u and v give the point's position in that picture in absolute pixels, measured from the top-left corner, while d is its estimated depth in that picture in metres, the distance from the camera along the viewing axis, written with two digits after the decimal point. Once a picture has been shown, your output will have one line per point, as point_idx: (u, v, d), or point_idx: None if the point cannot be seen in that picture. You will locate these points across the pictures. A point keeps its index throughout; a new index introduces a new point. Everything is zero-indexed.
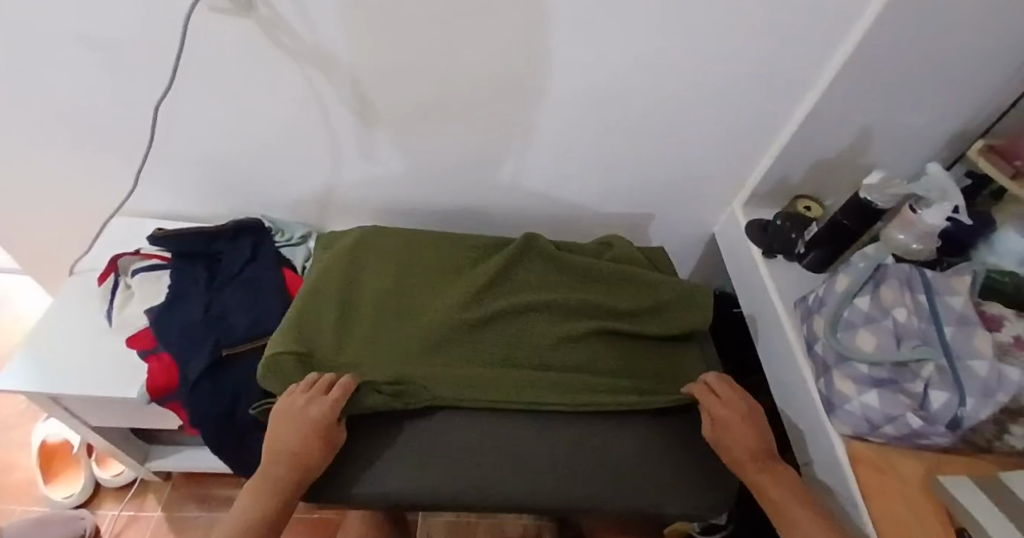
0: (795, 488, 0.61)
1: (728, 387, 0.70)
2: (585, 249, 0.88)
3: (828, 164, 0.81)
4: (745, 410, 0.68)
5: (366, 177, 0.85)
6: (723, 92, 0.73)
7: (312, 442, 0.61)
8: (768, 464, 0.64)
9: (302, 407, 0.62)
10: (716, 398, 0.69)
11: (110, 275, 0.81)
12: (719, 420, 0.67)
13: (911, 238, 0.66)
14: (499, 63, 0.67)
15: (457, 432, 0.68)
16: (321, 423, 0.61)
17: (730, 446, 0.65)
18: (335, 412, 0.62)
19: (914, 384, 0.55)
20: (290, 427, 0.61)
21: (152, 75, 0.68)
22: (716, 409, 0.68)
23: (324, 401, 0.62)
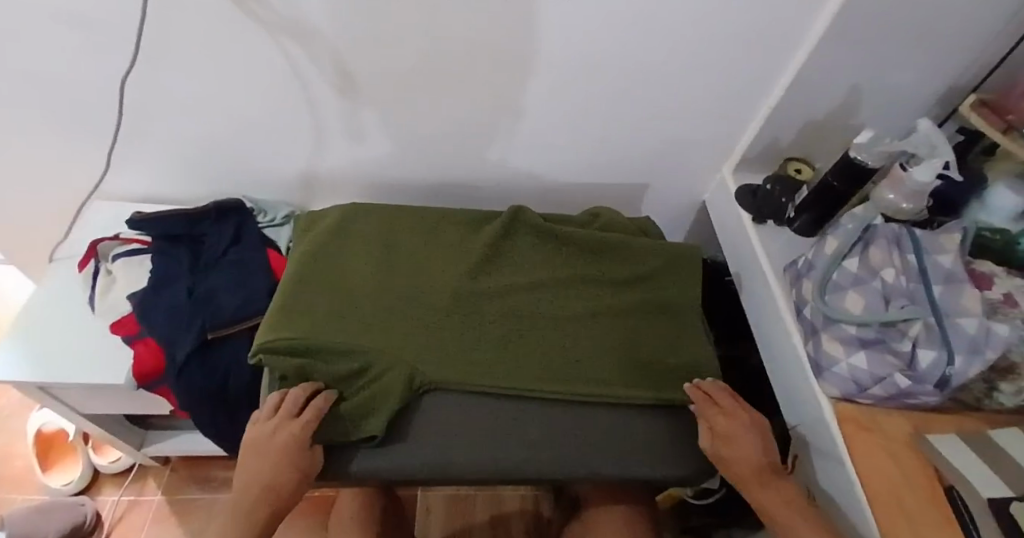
0: (792, 498, 0.62)
1: (727, 397, 0.71)
2: (572, 221, 0.86)
3: (819, 125, 0.79)
4: (745, 421, 0.68)
5: (351, 153, 0.83)
6: (713, 52, 0.70)
7: (282, 471, 0.62)
8: (770, 479, 0.64)
9: (270, 435, 0.63)
10: (717, 408, 0.70)
11: (91, 260, 0.80)
12: (718, 431, 0.67)
13: (900, 197, 0.65)
14: (480, 29, 0.65)
15: (445, 406, 0.68)
16: (286, 453, 0.62)
17: (726, 457, 0.65)
18: (303, 439, 0.62)
19: (902, 344, 0.55)
20: (261, 456, 0.63)
21: (117, 51, 0.65)
22: (715, 420, 0.68)
23: (289, 427, 0.62)
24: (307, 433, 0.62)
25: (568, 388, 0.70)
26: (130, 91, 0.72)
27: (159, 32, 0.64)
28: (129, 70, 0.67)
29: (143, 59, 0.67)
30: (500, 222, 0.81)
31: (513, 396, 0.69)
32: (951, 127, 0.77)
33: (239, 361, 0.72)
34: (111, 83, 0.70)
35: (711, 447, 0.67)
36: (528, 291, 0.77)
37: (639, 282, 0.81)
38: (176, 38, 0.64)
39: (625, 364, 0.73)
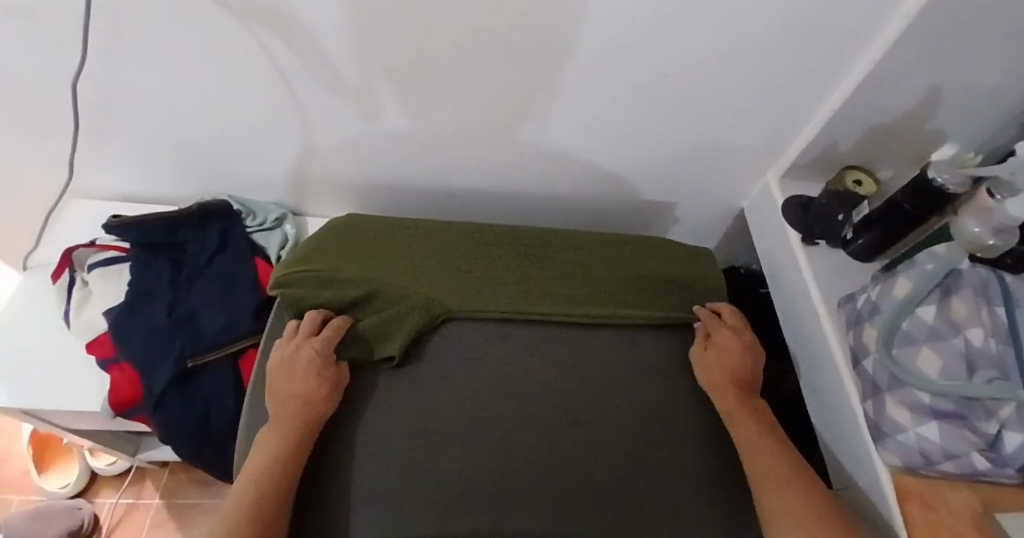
0: (764, 421, 0.60)
1: (735, 317, 0.69)
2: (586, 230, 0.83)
3: (887, 130, 0.69)
4: (747, 343, 0.66)
5: (349, 139, 0.72)
6: (775, 46, 0.59)
7: (314, 384, 0.56)
8: (748, 399, 0.62)
9: (293, 354, 0.58)
10: (723, 323, 0.68)
11: (64, 270, 0.73)
12: (716, 342, 0.65)
13: (987, 232, 0.54)
14: (497, 20, 0.54)
15: (450, 426, 0.58)
16: (319, 361, 0.57)
17: (709, 363, 0.64)
18: (325, 351, 0.59)
19: (986, 424, 0.47)
20: (289, 376, 0.57)
21: (66, 45, 0.55)
22: (718, 332, 0.66)
23: (315, 341, 0.59)
24: (329, 346, 0.59)
25: (589, 317, 0.67)
26: (88, 87, 0.61)
27: (112, 24, 0.53)
28: (83, 63, 0.57)
29: (97, 52, 0.56)
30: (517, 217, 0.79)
31: (532, 404, 0.60)
32: None
33: (219, 395, 0.66)
34: (65, 79, 0.59)
35: (701, 349, 0.66)
36: (547, 237, 0.74)
37: (655, 249, 0.76)
38: (135, 31, 0.54)
39: (649, 306, 0.70)
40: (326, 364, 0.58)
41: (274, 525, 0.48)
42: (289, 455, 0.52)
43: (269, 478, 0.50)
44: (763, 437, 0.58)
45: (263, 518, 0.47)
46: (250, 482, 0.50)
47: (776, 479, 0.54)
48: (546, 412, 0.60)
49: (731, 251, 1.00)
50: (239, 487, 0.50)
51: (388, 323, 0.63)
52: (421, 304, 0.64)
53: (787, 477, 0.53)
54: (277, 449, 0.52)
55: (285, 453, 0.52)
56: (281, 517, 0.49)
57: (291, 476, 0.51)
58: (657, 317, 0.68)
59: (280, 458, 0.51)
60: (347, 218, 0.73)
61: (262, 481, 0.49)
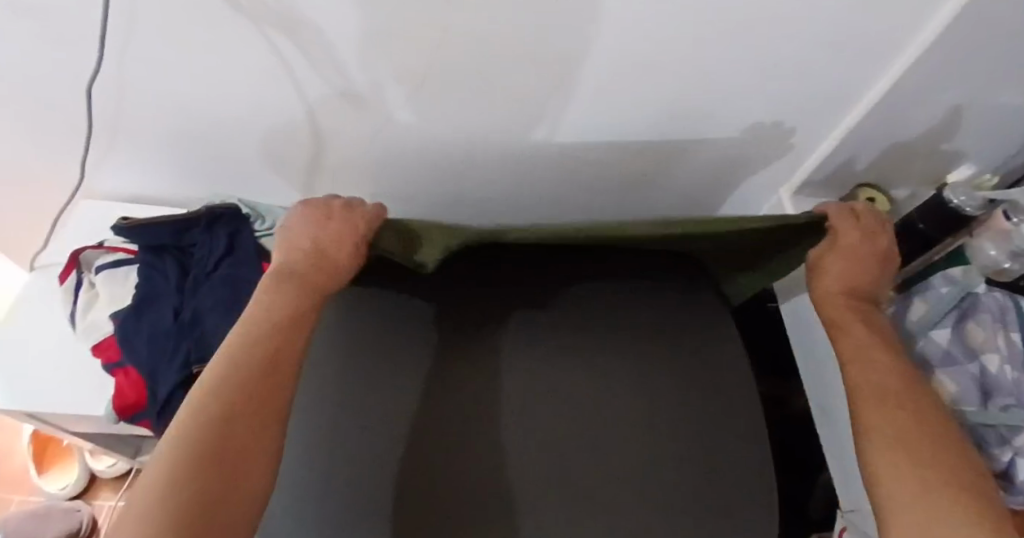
0: (881, 331, 0.51)
1: (874, 222, 0.55)
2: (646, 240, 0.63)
3: (901, 146, 0.69)
4: (879, 250, 0.55)
5: (363, 146, 0.72)
6: (791, 59, 0.58)
7: (341, 258, 0.49)
8: (864, 310, 0.52)
9: (324, 219, 0.51)
10: (856, 224, 0.54)
11: (72, 272, 0.73)
12: (842, 246, 0.53)
13: (1004, 255, 0.55)
14: (516, 29, 0.54)
15: (471, 378, 0.48)
16: (351, 237, 0.49)
17: (832, 266, 0.53)
18: (356, 231, 0.50)
19: (1001, 451, 0.46)
20: (311, 237, 0.50)
21: (83, 49, 0.55)
22: (848, 234, 0.53)
23: (350, 218, 0.51)
24: (367, 228, 0.50)
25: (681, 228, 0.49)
26: (103, 88, 0.61)
27: (127, 26, 0.53)
28: (99, 67, 0.57)
29: (112, 55, 0.56)
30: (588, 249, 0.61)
31: (613, 345, 0.52)
32: None
33: None
34: (77, 82, 0.60)
35: (818, 253, 0.54)
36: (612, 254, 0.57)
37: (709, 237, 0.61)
38: (149, 29, 0.53)
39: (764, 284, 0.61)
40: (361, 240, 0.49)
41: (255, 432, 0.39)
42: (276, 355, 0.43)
43: (251, 374, 0.41)
44: (880, 348, 0.49)
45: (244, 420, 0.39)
46: (226, 375, 0.41)
47: (887, 397, 0.46)
48: (625, 354, 0.51)
49: None
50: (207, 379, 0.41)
51: (420, 234, 0.50)
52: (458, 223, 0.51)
53: (905, 398, 0.45)
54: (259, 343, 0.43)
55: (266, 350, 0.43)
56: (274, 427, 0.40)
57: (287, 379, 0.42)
58: (745, 225, 0.50)
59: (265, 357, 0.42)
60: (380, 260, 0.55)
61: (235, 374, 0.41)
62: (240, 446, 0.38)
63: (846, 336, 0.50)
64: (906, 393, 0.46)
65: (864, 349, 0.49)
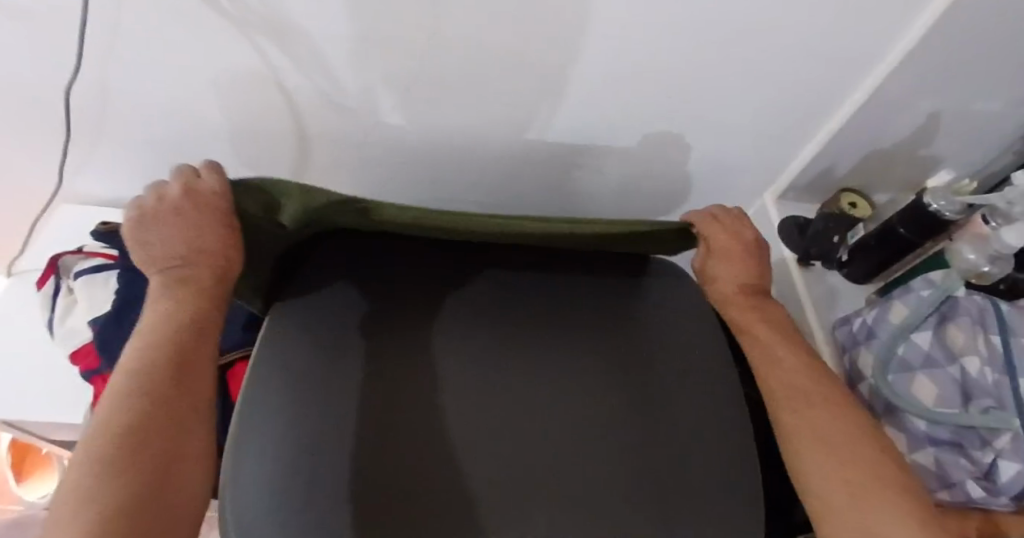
0: (780, 325, 0.55)
1: (735, 219, 0.61)
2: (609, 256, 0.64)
3: (883, 152, 0.70)
4: (748, 243, 0.60)
5: (349, 152, 0.72)
6: (775, 65, 0.59)
7: (211, 243, 0.44)
8: (757, 302, 0.57)
9: (174, 213, 0.47)
10: (720, 226, 0.60)
11: (50, 277, 0.72)
12: (715, 248, 0.59)
13: (983, 259, 0.56)
14: (503, 34, 0.54)
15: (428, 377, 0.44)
16: (208, 216, 0.45)
17: (717, 273, 0.59)
18: (209, 210, 0.45)
19: (982, 453, 0.47)
20: (171, 234, 0.46)
21: (61, 51, 0.54)
22: (716, 237, 0.60)
23: (193, 200, 0.46)
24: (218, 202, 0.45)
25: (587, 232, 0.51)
26: (82, 91, 0.60)
27: (107, 29, 0.52)
28: (78, 69, 0.56)
29: (91, 58, 0.55)
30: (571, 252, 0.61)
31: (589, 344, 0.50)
32: None
33: None
34: (56, 84, 0.58)
35: (703, 262, 0.60)
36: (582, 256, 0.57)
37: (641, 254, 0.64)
38: (129, 32, 0.52)
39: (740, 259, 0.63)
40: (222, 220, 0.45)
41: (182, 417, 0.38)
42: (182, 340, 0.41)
43: (166, 375, 0.39)
44: (783, 343, 0.53)
45: (166, 411, 0.37)
46: (137, 368, 0.39)
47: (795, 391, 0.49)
48: (598, 353, 0.49)
49: None
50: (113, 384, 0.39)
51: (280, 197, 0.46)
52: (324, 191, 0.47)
53: (810, 394, 0.49)
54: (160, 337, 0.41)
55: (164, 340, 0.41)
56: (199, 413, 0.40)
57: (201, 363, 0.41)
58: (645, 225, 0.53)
59: (182, 346, 0.41)
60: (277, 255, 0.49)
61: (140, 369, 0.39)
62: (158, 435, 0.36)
63: (755, 342, 0.53)
64: (809, 386, 0.49)
65: (768, 347, 0.52)
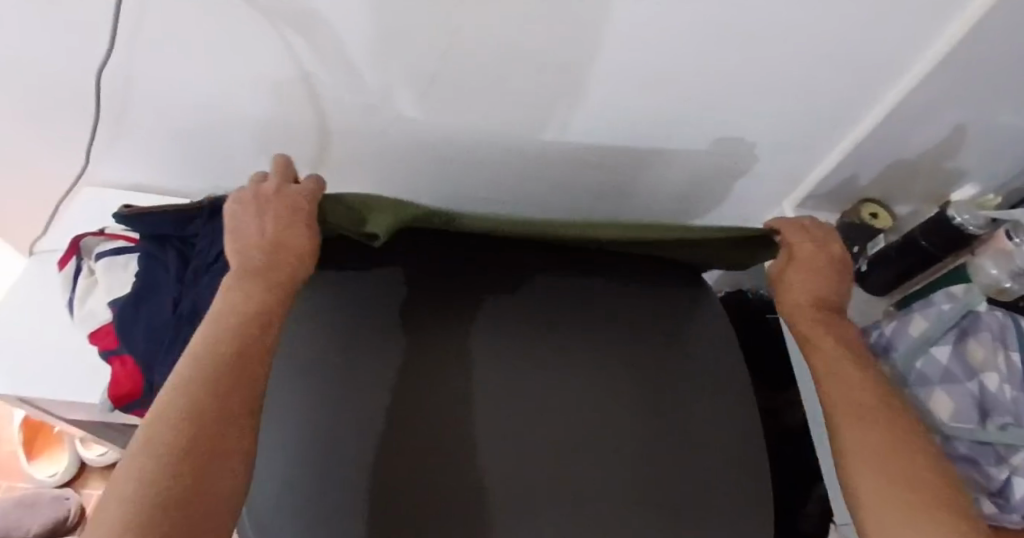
0: (855, 344, 0.53)
1: (821, 229, 0.59)
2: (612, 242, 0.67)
3: (905, 163, 0.69)
4: (834, 255, 0.58)
5: (369, 143, 0.72)
6: (800, 73, 0.59)
7: (297, 232, 0.49)
8: (833, 320, 0.55)
9: (261, 208, 0.50)
10: (803, 234, 0.58)
11: (72, 259, 0.73)
12: (799, 258, 0.57)
13: (1005, 274, 0.55)
14: (529, 34, 0.54)
15: (447, 370, 0.48)
16: (298, 212, 0.50)
17: (793, 282, 0.56)
18: (303, 209, 0.50)
19: (998, 469, 0.46)
20: (260, 225, 0.49)
21: (93, 36, 0.55)
22: (801, 245, 0.57)
23: (286, 201, 0.50)
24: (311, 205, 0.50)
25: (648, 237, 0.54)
26: (111, 76, 0.61)
27: (138, 15, 0.52)
28: (108, 54, 0.57)
29: (122, 44, 0.56)
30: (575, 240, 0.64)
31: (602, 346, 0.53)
32: None
33: None
34: (82, 68, 0.59)
35: (781, 269, 0.57)
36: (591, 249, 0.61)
37: None
38: (159, 20, 0.53)
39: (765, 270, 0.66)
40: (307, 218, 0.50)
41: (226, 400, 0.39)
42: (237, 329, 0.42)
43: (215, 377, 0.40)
44: (858, 362, 0.51)
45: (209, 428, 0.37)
46: (197, 367, 0.40)
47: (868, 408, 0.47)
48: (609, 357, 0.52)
49: None
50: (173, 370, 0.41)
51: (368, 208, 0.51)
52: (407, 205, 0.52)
53: (880, 413, 0.47)
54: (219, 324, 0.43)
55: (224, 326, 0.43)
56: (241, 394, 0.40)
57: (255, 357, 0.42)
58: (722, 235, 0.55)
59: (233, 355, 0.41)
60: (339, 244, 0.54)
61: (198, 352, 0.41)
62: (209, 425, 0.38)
63: (827, 355, 0.51)
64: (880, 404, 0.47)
65: (842, 362, 0.50)
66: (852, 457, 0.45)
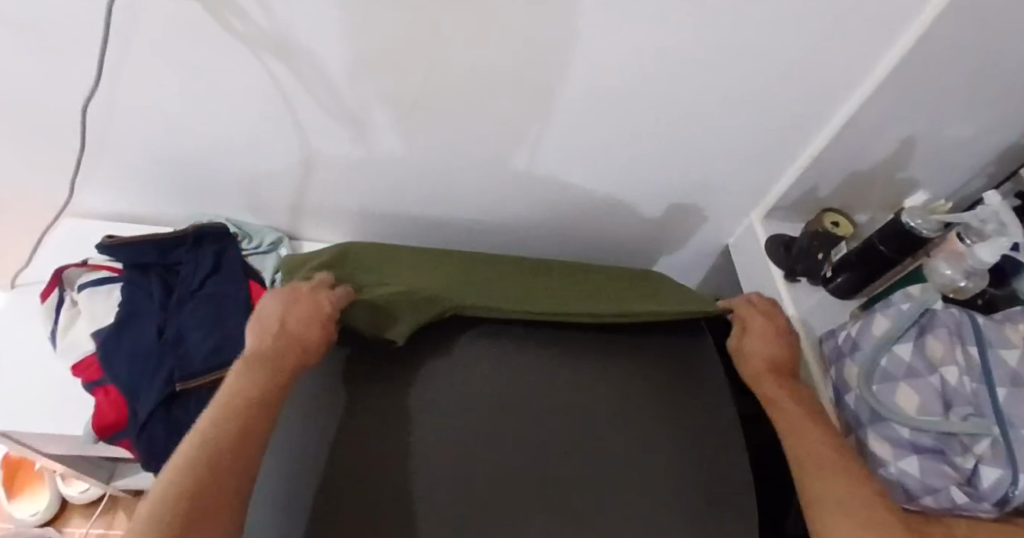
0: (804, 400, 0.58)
1: (768, 304, 0.67)
2: (566, 280, 0.77)
3: (862, 174, 0.73)
4: (782, 326, 0.65)
5: (350, 172, 0.74)
6: (759, 91, 0.62)
7: (313, 330, 0.57)
8: (789, 382, 0.60)
9: (289, 305, 0.59)
10: (755, 309, 0.67)
11: (53, 291, 0.72)
12: (750, 328, 0.65)
13: (958, 273, 0.59)
14: (502, 59, 0.57)
15: (401, 411, 0.59)
16: (321, 312, 0.59)
17: (746, 348, 0.65)
18: (325, 310, 0.59)
19: (963, 459, 0.48)
20: (284, 319, 0.57)
21: (79, 67, 0.57)
22: (753, 319, 0.66)
23: (312, 301, 0.59)
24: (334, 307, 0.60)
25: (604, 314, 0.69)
26: (97, 106, 0.63)
27: (126, 46, 0.55)
28: (95, 84, 0.59)
29: (108, 75, 0.58)
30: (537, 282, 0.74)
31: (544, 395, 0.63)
32: (1008, 188, 0.71)
33: None
34: (71, 100, 0.61)
35: (737, 341, 0.66)
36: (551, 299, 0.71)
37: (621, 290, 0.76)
38: (146, 51, 0.55)
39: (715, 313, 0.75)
40: (327, 317, 0.59)
41: (228, 476, 0.45)
42: (254, 420, 0.49)
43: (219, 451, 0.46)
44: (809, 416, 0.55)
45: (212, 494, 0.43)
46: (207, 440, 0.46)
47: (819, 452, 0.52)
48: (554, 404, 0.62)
49: (716, 288, 1.03)
50: (184, 447, 0.45)
51: (392, 313, 0.63)
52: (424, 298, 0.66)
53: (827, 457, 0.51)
54: (232, 406, 0.49)
55: (245, 414, 0.49)
56: (236, 483, 0.46)
57: (256, 435, 0.49)
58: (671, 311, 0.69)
59: (235, 428, 0.47)
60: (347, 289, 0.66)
61: (230, 436, 0.47)
62: (208, 496, 0.43)
63: (784, 414, 0.57)
64: (830, 449, 0.52)
65: (792, 415, 0.56)
66: (822, 511, 0.48)
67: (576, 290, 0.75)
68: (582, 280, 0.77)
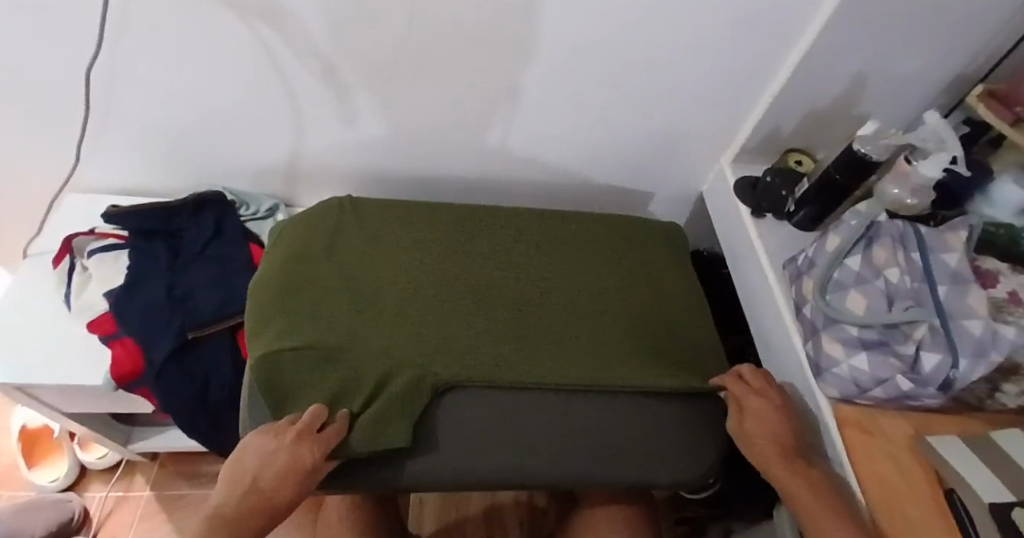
0: (819, 479, 0.54)
1: (763, 380, 0.64)
2: (579, 311, 0.71)
3: (820, 111, 0.78)
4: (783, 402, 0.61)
5: (340, 135, 0.78)
6: (716, 36, 0.67)
7: (287, 485, 0.53)
8: (799, 463, 0.56)
9: (273, 449, 0.53)
10: (750, 389, 0.63)
11: (65, 257, 0.77)
12: (748, 405, 0.62)
13: (905, 192, 0.63)
14: (472, 15, 0.61)
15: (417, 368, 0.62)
16: (299, 466, 0.52)
17: (749, 433, 0.60)
18: (306, 460, 0.53)
19: (906, 347, 0.53)
20: (260, 465, 0.53)
21: (81, 37, 0.61)
22: (749, 398, 0.62)
23: (296, 446, 0.53)
24: (320, 453, 0.53)
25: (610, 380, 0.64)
26: (98, 77, 0.67)
27: (122, 15, 0.59)
28: (96, 54, 0.63)
29: (108, 45, 0.62)
30: (541, 325, 0.68)
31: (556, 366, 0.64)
32: (957, 117, 0.75)
33: (217, 367, 0.71)
34: (74, 72, 0.65)
35: (737, 420, 0.62)
36: (557, 353, 0.66)
37: (633, 324, 0.71)
38: (142, 19, 0.59)
39: (696, 318, 0.75)
40: (305, 472, 0.53)
41: None
42: None
43: None
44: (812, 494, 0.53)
45: None
46: None
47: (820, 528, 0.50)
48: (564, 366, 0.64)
49: (694, 238, 1.08)
50: None
51: (380, 417, 0.57)
52: (412, 397, 0.59)
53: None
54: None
55: None
56: None
57: None
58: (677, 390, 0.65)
59: None
60: (323, 363, 0.60)
61: None
62: None
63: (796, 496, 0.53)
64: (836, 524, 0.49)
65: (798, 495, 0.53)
66: None
67: (586, 331, 0.69)
68: (595, 309, 0.71)
